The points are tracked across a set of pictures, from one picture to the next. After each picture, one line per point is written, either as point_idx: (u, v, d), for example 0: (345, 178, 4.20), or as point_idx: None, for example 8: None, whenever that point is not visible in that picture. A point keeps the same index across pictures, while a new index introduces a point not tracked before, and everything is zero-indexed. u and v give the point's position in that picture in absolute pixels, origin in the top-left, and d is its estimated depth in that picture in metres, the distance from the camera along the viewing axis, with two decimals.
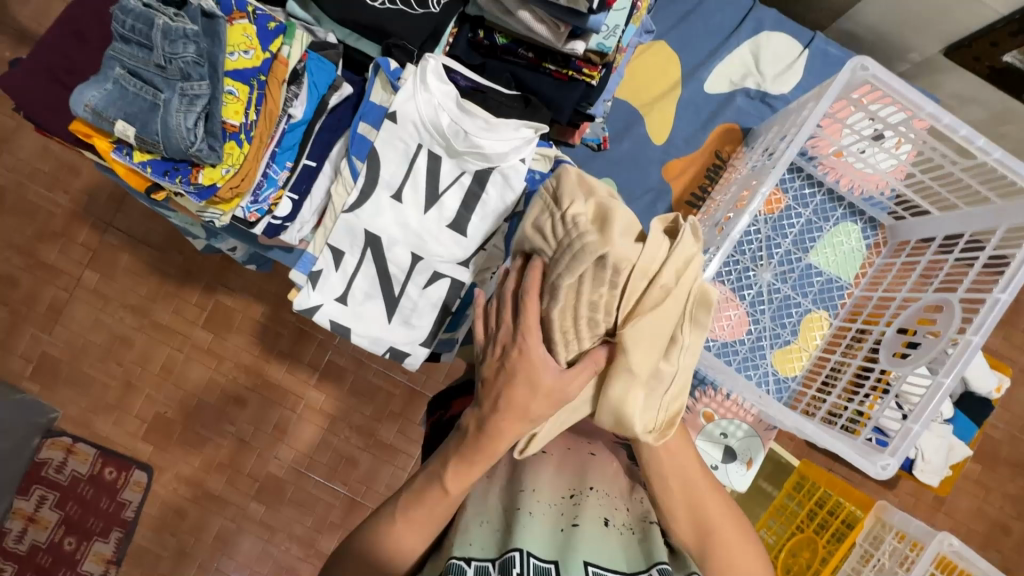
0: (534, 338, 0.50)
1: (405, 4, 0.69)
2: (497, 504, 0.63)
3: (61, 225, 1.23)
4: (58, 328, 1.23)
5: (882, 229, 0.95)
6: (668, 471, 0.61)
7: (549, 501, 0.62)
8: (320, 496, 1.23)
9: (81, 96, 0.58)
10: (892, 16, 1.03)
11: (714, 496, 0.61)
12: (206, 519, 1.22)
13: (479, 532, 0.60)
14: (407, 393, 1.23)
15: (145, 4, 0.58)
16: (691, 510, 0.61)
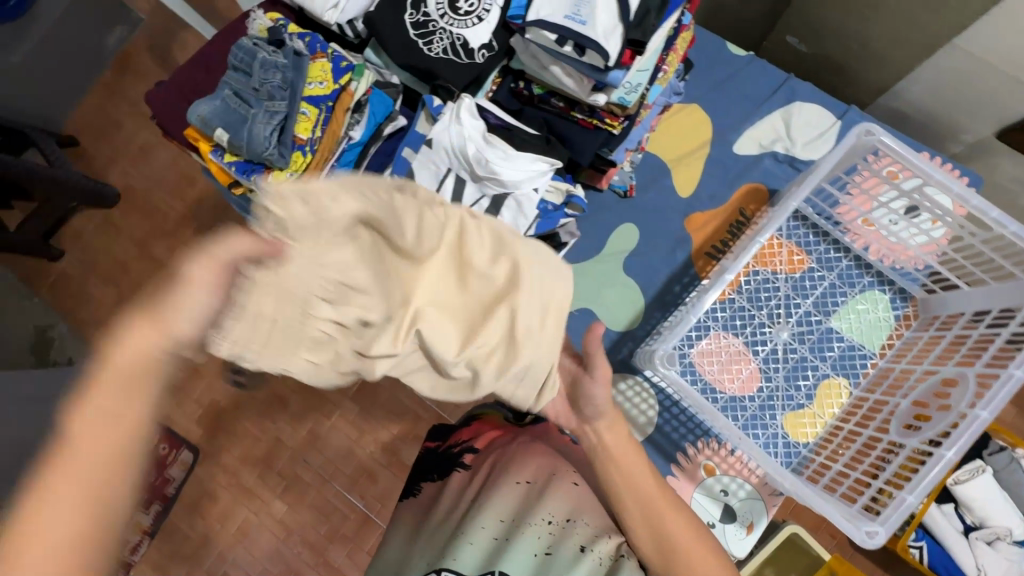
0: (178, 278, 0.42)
1: (454, 55, 0.80)
2: (477, 525, 0.70)
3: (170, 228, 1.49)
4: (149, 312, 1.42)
5: (914, 302, 0.92)
6: (613, 464, 0.65)
7: (531, 522, 0.69)
8: (339, 506, 1.33)
9: (196, 109, 0.76)
10: (942, 97, 0.99)
11: (650, 479, 0.65)
12: (234, 508, 1.34)
13: (464, 549, 0.68)
14: (433, 416, 1.36)
15: (254, 44, 0.76)
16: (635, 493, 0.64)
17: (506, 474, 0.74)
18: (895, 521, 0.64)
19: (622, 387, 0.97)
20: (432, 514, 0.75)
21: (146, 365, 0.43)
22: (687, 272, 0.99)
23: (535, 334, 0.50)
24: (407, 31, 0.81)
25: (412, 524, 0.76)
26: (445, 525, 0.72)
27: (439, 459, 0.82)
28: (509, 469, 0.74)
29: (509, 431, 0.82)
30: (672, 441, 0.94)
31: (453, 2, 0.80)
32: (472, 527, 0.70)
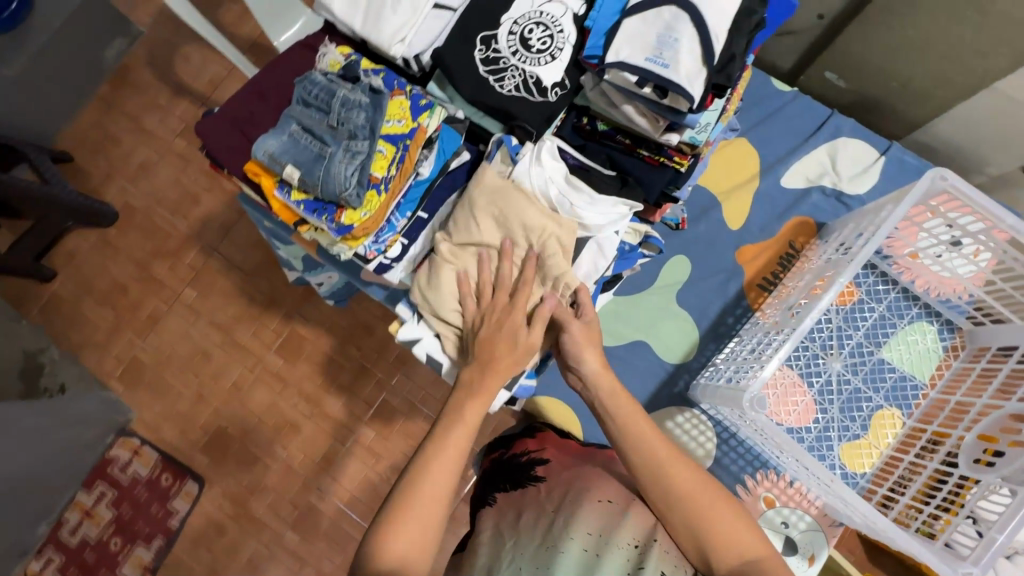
0: (518, 318, 0.73)
1: (527, 92, 0.79)
2: (569, 537, 0.72)
3: (201, 265, 1.64)
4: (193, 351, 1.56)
5: (960, 333, 0.96)
6: (642, 455, 0.69)
7: (618, 544, 0.70)
8: (353, 534, 1.47)
9: (263, 143, 0.74)
10: (972, 133, 1.03)
11: (683, 468, 0.67)
12: (242, 539, 1.49)
13: (559, 560, 0.70)
14: None
15: (330, 80, 0.75)
16: (669, 479, 0.67)
17: (592, 491, 0.77)
18: (988, 561, 0.68)
19: (679, 419, 0.97)
20: (512, 529, 0.77)
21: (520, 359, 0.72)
22: (740, 304, 1.00)
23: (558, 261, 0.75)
24: (476, 66, 0.80)
25: (490, 534, 0.78)
26: (532, 539, 0.74)
27: (510, 469, 0.87)
28: (592, 489, 0.77)
29: (572, 452, 0.90)
30: (731, 474, 0.95)
31: (526, 40, 0.79)
32: (564, 540, 0.72)
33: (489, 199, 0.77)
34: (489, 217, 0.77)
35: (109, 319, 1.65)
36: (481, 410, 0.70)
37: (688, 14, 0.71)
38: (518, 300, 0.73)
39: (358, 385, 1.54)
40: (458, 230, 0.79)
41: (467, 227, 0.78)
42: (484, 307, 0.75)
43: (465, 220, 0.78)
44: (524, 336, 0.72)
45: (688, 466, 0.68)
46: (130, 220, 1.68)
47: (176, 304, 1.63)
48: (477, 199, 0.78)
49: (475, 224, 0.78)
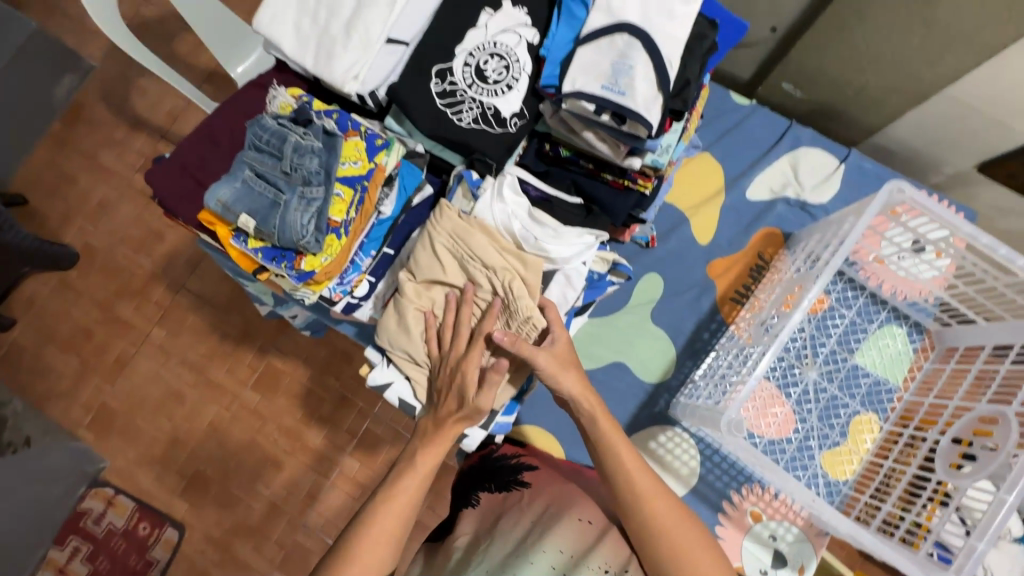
0: (469, 373, 0.72)
1: (485, 124, 0.78)
2: (539, 550, 0.71)
3: (169, 304, 1.59)
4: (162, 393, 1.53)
5: (928, 334, 0.97)
6: (624, 485, 0.68)
7: (590, 566, 0.70)
8: None
9: (216, 192, 0.71)
10: (926, 134, 1.06)
11: (661, 502, 0.66)
12: None
13: (525, 570, 0.70)
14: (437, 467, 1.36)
15: (281, 125, 0.72)
16: (646, 511, 0.66)
17: (574, 509, 0.76)
18: (970, 569, 0.67)
19: (662, 439, 0.96)
20: (491, 534, 0.75)
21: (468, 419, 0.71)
22: (714, 318, 1.00)
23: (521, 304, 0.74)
24: (432, 99, 0.79)
25: (467, 539, 0.76)
26: (503, 548, 0.73)
27: (495, 470, 0.86)
28: (573, 508, 0.76)
29: (556, 464, 0.89)
30: (717, 490, 0.94)
31: (481, 71, 0.78)
32: (535, 551, 0.71)
33: (452, 239, 0.76)
34: (451, 257, 0.76)
35: (74, 367, 1.58)
36: (435, 460, 0.71)
37: (640, 41, 0.71)
38: (472, 354, 0.73)
39: (339, 417, 1.50)
40: (421, 269, 0.77)
41: (431, 267, 0.77)
42: (445, 351, 0.76)
43: (428, 260, 0.77)
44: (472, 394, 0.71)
45: (666, 498, 0.67)
46: (91, 262, 1.62)
47: (144, 346, 1.58)
48: (437, 238, 0.77)
49: (439, 264, 0.77)
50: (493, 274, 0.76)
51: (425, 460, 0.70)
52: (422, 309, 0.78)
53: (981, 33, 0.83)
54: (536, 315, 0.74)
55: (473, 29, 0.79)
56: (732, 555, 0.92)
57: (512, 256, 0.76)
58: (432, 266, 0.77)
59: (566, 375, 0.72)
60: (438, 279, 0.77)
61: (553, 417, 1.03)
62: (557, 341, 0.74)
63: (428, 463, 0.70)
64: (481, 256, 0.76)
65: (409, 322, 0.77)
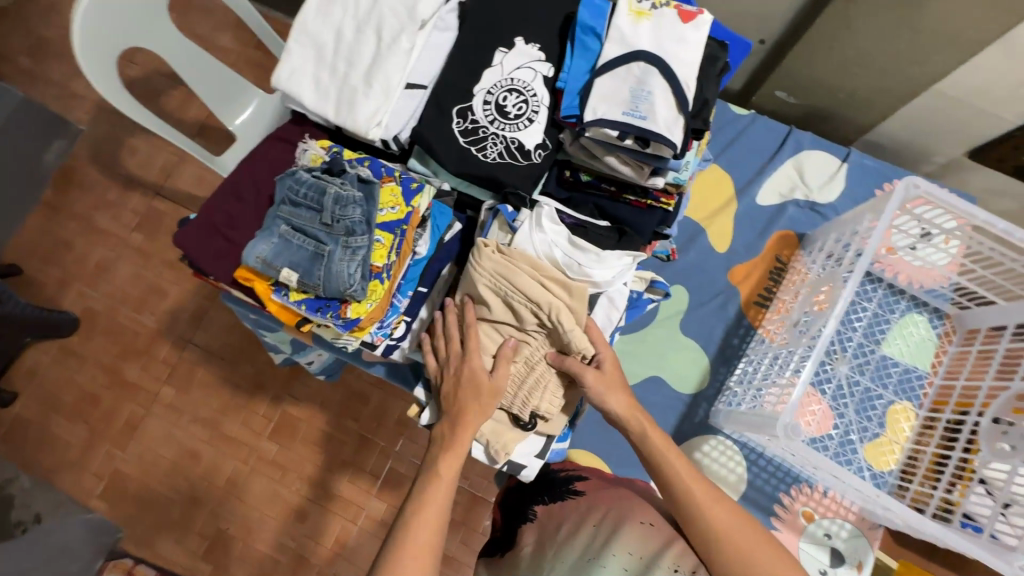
0: (476, 366, 0.74)
1: (511, 157, 0.80)
2: (609, 553, 0.70)
3: (178, 360, 1.56)
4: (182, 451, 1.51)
5: (948, 318, 1.01)
6: (684, 496, 0.67)
7: (659, 567, 0.68)
8: None
9: (254, 249, 0.71)
10: (916, 127, 1.11)
11: (723, 509, 0.66)
12: None
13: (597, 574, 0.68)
14: (469, 498, 1.34)
15: (316, 177, 0.73)
16: (707, 524, 0.65)
17: (633, 514, 0.74)
18: None
19: (706, 448, 0.97)
20: (554, 541, 0.74)
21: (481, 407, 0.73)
22: (741, 324, 1.02)
23: (572, 334, 0.74)
24: (456, 138, 0.81)
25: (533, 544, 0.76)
26: (573, 552, 0.71)
27: (547, 482, 0.87)
28: (634, 511, 0.75)
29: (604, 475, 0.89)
30: (766, 494, 0.95)
31: (502, 107, 0.81)
32: (605, 555, 0.70)
33: (497, 274, 0.76)
34: (497, 290, 0.76)
35: (83, 436, 1.53)
36: (455, 463, 0.71)
37: (657, 67, 0.74)
38: (472, 345, 0.75)
39: (361, 458, 1.48)
40: (470, 301, 0.78)
41: (479, 300, 0.77)
42: (449, 358, 0.77)
43: (477, 293, 0.77)
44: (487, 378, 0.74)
45: (727, 507, 0.66)
46: (93, 325, 1.59)
47: (155, 406, 1.54)
48: (481, 275, 0.76)
49: (485, 296, 0.77)
50: (538, 309, 0.75)
51: (443, 460, 0.71)
52: (468, 343, 0.75)
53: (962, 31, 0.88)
54: (586, 344, 0.75)
55: (489, 68, 0.82)
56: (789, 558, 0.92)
57: (556, 287, 0.76)
58: (479, 297, 0.77)
59: (614, 395, 0.74)
60: (487, 312, 0.77)
61: (590, 436, 1.04)
62: (606, 365, 0.76)
63: (449, 462, 0.71)
64: (524, 291, 0.75)
65: (447, 348, 0.77)
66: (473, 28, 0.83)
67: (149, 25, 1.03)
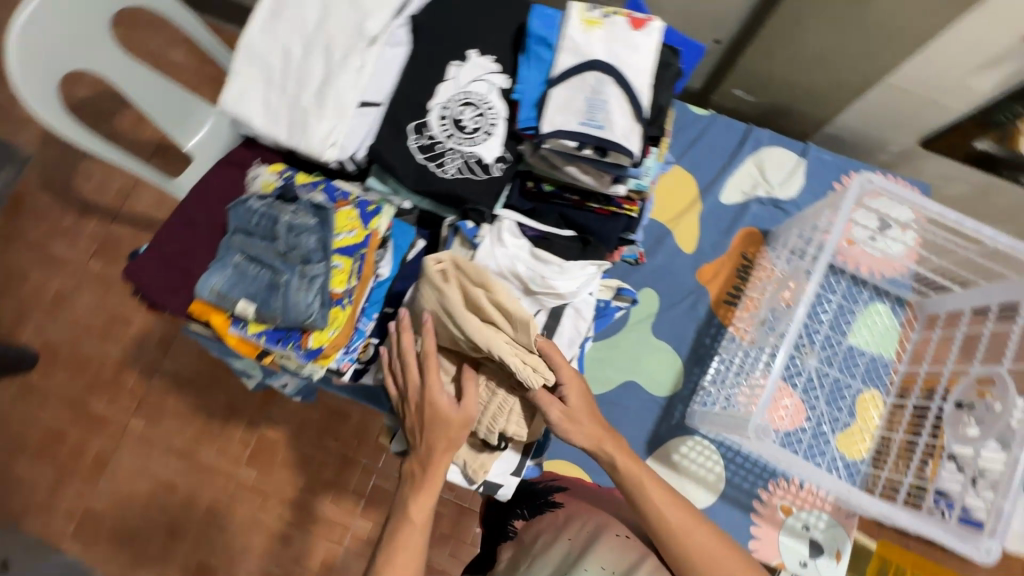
0: (438, 396, 0.70)
1: (470, 172, 0.79)
2: (582, 567, 0.68)
3: (147, 390, 1.51)
4: (154, 484, 1.46)
5: (910, 306, 1.03)
6: (659, 524, 0.67)
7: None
8: None
9: (207, 282, 0.69)
10: (871, 119, 1.13)
11: (699, 530, 0.66)
12: None
13: None
14: (456, 511, 1.33)
15: (268, 205, 0.71)
16: (683, 549, 0.65)
17: (608, 529, 0.73)
18: (1002, 531, 0.71)
19: (684, 450, 0.97)
20: (529, 553, 0.74)
21: (449, 444, 0.70)
22: (712, 323, 1.03)
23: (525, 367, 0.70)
24: (414, 155, 0.79)
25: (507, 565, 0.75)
26: (548, 564, 0.71)
27: (525, 494, 0.86)
28: (609, 524, 0.74)
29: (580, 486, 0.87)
30: (745, 490, 0.96)
31: (458, 122, 0.79)
32: (578, 569, 0.68)
33: (448, 298, 0.72)
34: (448, 315, 0.72)
35: (49, 475, 1.46)
36: (429, 505, 0.69)
37: (611, 76, 0.74)
38: (430, 375, 0.71)
39: (343, 479, 1.45)
40: (423, 322, 0.74)
41: (432, 322, 0.74)
42: (405, 387, 0.73)
43: (430, 316, 0.73)
44: (451, 411, 0.70)
45: (705, 530, 0.66)
46: (54, 359, 1.52)
47: (124, 439, 1.48)
48: (435, 295, 0.73)
49: (438, 318, 0.73)
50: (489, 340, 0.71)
51: (417, 505, 0.69)
52: (426, 374, 0.71)
53: (907, 29, 0.90)
54: (542, 377, 0.71)
55: (443, 83, 0.80)
56: (771, 553, 0.93)
57: (502, 317, 0.71)
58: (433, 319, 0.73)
59: (582, 426, 0.73)
60: (442, 334, 0.74)
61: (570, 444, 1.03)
62: (570, 398, 0.74)
63: (423, 505, 0.69)
64: (474, 319, 0.71)
65: (404, 375, 0.74)
66: (424, 42, 0.81)
67: (98, 46, 0.98)
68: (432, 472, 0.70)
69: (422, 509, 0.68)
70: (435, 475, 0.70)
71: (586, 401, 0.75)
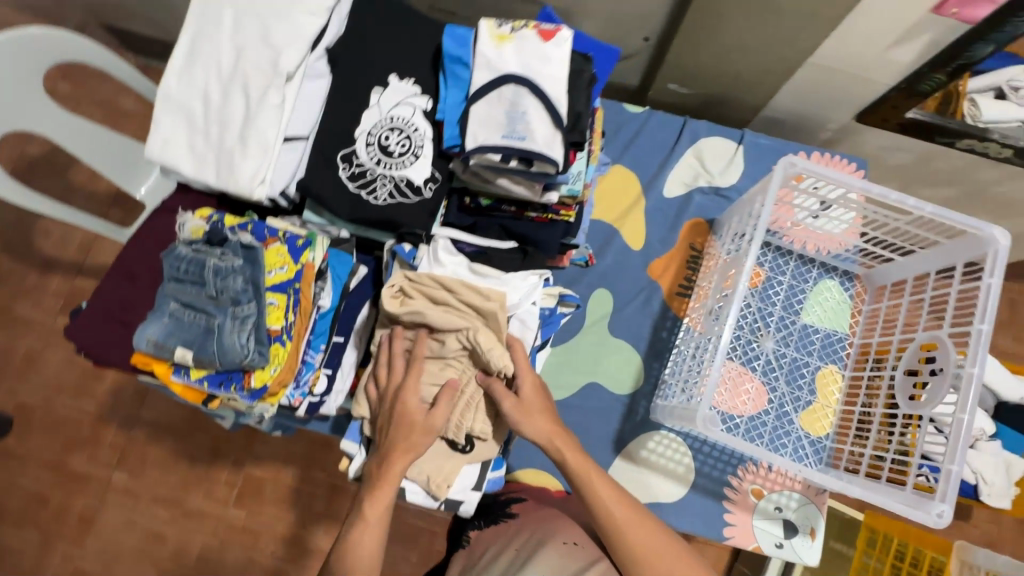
0: (411, 399, 0.73)
1: (402, 195, 0.80)
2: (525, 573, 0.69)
3: (124, 442, 1.48)
4: (142, 536, 1.44)
5: (858, 279, 1.04)
6: (605, 520, 0.68)
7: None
8: None
9: (143, 333, 0.69)
10: (806, 99, 1.15)
11: (644, 529, 0.67)
12: None
13: None
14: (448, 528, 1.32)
15: (195, 251, 0.72)
16: (624, 543, 0.66)
17: (555, 535, 0.74)
18: (953, 496, 0.73)
19: (652, 445, 0.98)
20: (478, 566, 0.77)
21: (415, 440, 0.72)
22: (667, 316, 1.04)
23: (497, 355, 0.75)
24: (344, 184, 0.80)
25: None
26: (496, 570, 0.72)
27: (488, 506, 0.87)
28: (558, 531, 0.75)
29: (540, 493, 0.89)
30: (716, 478, 0.96)
31: (384, 147, 0.80)
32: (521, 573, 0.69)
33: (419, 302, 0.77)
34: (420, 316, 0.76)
35: (34, 539, 1.43)
36: (387, 499, 0.70)
37: (526, 88, 0.75)
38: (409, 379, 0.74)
39: (334, 508, 1.44)
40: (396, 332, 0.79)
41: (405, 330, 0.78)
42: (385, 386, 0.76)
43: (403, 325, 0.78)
44: (424, 416, 0.73)
45: (650, 529, 0.68)
46: (28, 421, 1.49)
47: (108, 494, 1.46)
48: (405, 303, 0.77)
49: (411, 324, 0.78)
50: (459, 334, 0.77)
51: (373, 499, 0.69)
52: (407, 377, 0.74)
53: (823, 12, 0.92)
54: (507, 362, 0.75)
55: (367, 110, 0.81)
56: (747, 540, 0.94)
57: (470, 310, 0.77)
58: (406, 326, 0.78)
59: (534, 421, 0.74)
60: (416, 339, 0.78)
61: None
62: (523, 390, 0.75)
63: (382, 496, 0.69)
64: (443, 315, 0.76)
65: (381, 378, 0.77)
66: (345, 72, 0.82)
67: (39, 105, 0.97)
68: (388, 465, 0.70)
69: (378, 499, 0.69)
70: (393, 467, 0.70)
71: (540, 396, 0.76)
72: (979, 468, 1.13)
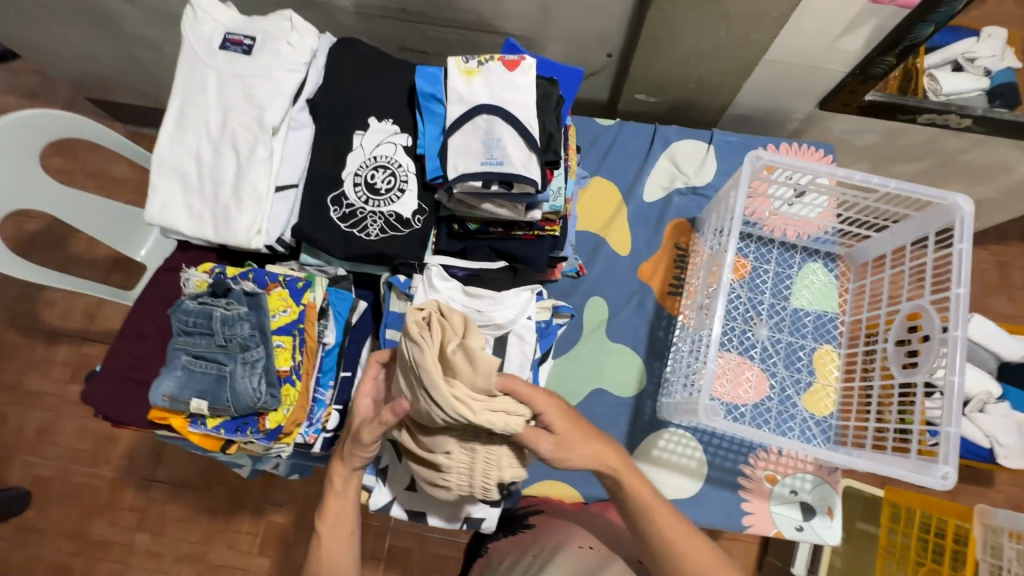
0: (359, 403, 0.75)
1: (393, 229, 0.83)
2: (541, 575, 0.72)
3: (142, 502, 1.49)
4: None
5: (841, 258, 1.08)
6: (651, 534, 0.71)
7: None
8: None
9: (159, 388, 0.72)
10: (768, 94, 1.20)
11: (695, 542, 0.71)
12: None
13: None
14: None
15: (202, 303, 0.75)
16: (670, 554, 0.70)
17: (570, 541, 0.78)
18: (954, 456, 0.76)
19: (662, 443, 1.00)
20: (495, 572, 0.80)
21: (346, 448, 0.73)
22: (661, 316, 1.07)
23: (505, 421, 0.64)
24: (336, 225, 0.84)
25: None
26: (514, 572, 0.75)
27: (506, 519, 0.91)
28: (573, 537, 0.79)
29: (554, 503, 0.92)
30: (729, 469, 0.98)
31: (371, 185, 0.84)
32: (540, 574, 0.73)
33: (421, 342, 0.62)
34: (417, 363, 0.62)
35: None
36: (344, 503, 0.74)
37: (499, 116, 0.79)
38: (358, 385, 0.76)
39: None
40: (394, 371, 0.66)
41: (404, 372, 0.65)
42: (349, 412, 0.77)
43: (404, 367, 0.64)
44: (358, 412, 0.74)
45: (691, 534, 0.71)
46: (46, 493, 1.50)
47: (131, 557, 1.46)
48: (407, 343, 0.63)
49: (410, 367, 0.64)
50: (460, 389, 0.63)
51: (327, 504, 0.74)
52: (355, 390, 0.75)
53: (770, 12, 0.97)
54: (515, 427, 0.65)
55: (351, 152, 0.85)
56: (767, 526, 0.95)
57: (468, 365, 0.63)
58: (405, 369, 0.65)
59: (579, 452, 0.72)
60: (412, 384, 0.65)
61: None
62: (554, 424, 0.71)
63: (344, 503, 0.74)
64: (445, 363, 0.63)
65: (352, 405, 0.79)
66: (326, 119, 0.87)
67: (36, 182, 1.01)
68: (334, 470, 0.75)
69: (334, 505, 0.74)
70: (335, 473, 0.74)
71: (569, 420, 0.72)
72: (990, 429, 1.14)
